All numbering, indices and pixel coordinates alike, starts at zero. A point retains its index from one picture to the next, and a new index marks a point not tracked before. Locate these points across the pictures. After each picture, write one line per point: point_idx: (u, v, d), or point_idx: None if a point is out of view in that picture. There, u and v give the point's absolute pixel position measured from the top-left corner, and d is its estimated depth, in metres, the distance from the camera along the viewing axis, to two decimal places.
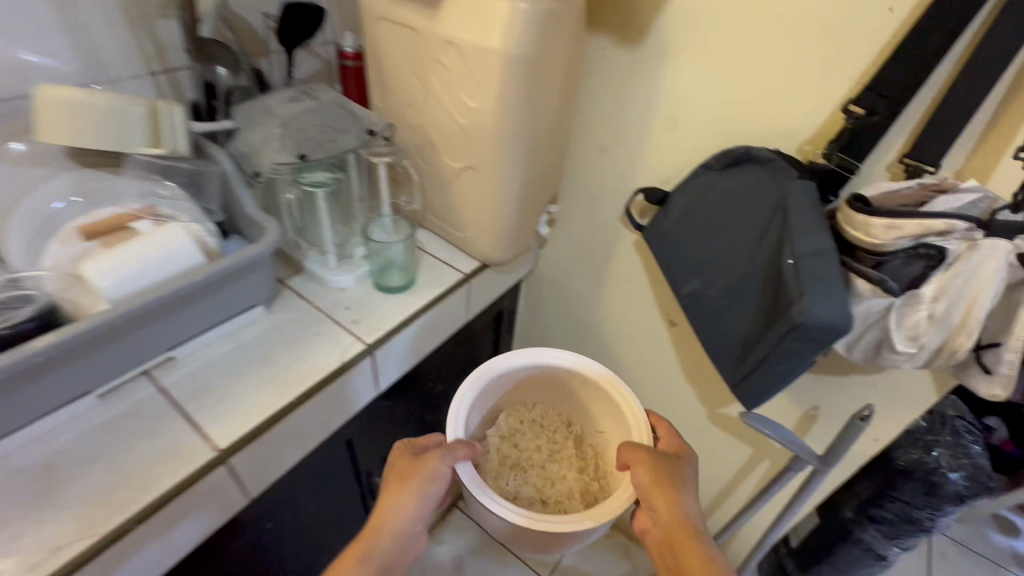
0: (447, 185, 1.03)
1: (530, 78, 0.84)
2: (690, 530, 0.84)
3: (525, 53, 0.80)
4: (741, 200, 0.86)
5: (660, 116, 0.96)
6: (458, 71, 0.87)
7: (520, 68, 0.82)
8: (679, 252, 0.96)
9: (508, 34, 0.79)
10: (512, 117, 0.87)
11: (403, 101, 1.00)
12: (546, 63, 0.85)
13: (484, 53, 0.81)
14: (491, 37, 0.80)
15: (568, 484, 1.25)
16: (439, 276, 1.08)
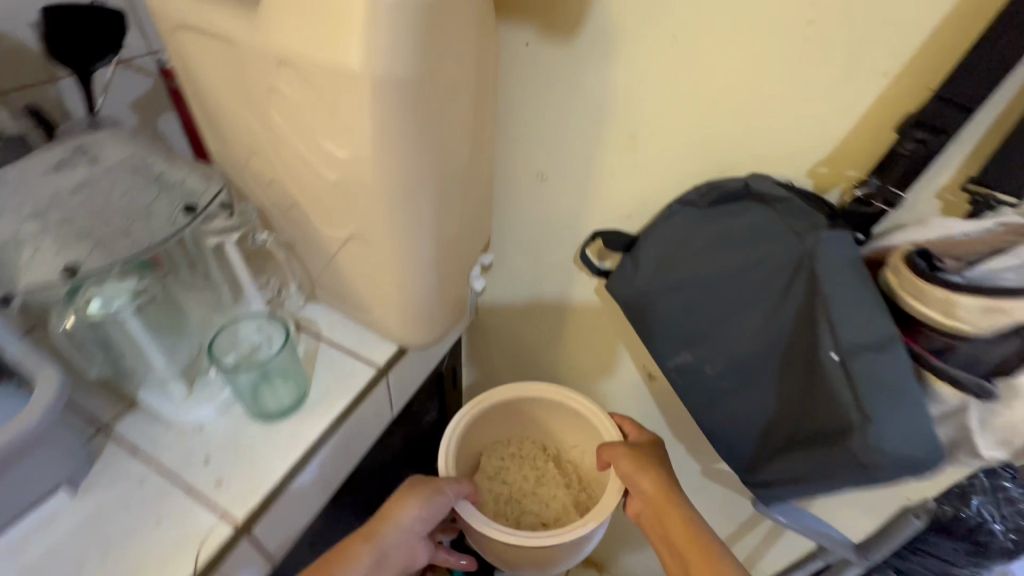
0: (331, 258, 0.72)
1: (421, 110, 0.55)
2: (677, 508, 0.81)
3: (407, 74, 0.51)
4: (747, 255, 0.61)
5: (615, 136, 0.70)
6: (309, 108, 0.56)
7: (402, 97, 0.53)
8: (660, 319, 0.71)
9: (371, 47, 0.49)
10: (405, 168, 0.58)
11: (243, 150, 0.68)
12: (444, 85, 0.56)
13: (342, 79, 0.52)
14: (347, 55, 0.50)
15: (559, 500, 1.04)
16: (343, 378, 0.78)
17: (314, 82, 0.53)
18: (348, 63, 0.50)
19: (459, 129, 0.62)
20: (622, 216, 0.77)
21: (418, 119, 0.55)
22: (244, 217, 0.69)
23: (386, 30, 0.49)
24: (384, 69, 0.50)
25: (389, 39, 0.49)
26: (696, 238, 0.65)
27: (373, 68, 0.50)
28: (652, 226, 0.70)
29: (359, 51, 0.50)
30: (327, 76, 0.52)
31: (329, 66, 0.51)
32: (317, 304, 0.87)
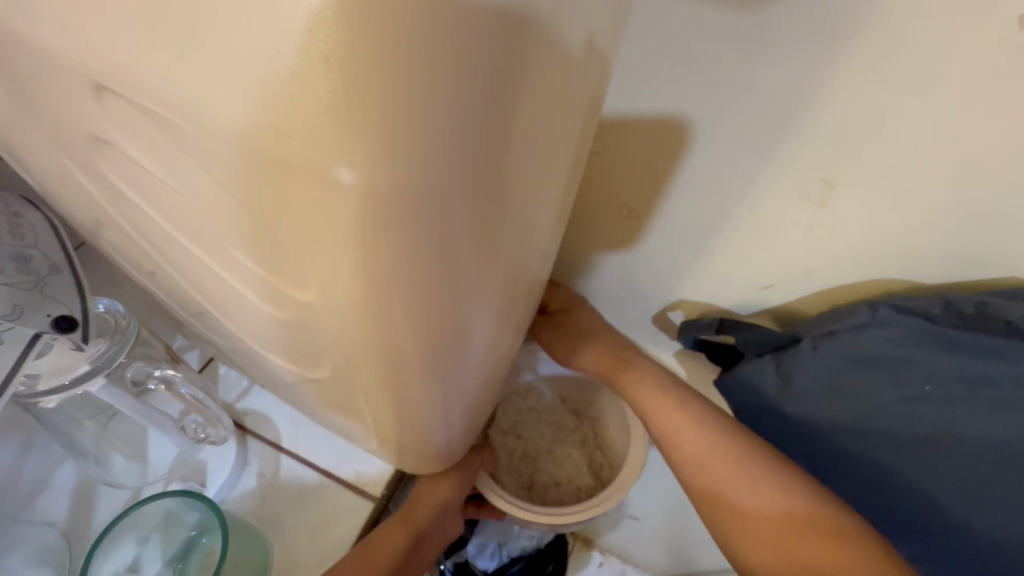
0: (295, 387, 0.42)
1: (488, 244, 0.24)
2: (730, 452, 0.47)
3: (473, 184, 0.21)
4: (1007, 426, 0.39)
5: (790, 183, 0.40)
6: (214, 211, 0.23)
7: (454, 233, 0.22)
8: (813, 456, 0.47)
9: (392, 129, 0.18)
10: (442, 339, 0.28)
11: (82, 216, 0.34)
12: (537, 179, 0.25)
13: (307, 195, 0.20)
14: (321, 141, 0.18)
15: (574, 460, 0.75)
16: (329, 528, 0.52)
17: (223, 179, 0.21)
18: (321, 164, 0.18)
19: (543, 238, 0.32)
20: (754, 284, 0.50)
21: (477, 261, 0.24)
22: (117, 334, 0.38)
23: (437, 85, 0.18)
24: (420, 180, 0.19)
25: (447, 109, 0.18)
26: (930, 381, 0.41)
27: (391, 180, 0.19)
28: (834, 336, 0.43)
29: (358, 136, 0.18)
30: (264, 179, 0.20)
31: (266, 158, 0.19)
32: (260, 392, 0.57)
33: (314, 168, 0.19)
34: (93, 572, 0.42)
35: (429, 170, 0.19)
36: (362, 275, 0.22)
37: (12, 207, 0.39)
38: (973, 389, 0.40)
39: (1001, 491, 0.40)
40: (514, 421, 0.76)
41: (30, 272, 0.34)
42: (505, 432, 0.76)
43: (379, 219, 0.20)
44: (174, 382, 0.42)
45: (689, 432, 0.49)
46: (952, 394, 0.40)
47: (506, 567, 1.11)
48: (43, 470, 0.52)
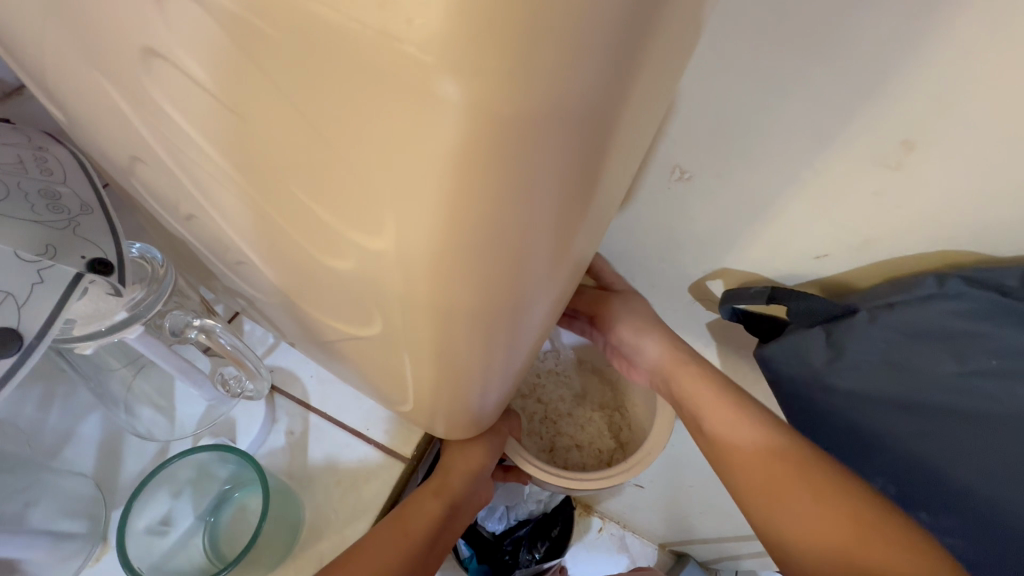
0: (336, 343, 0.41)
1: (585, 202, 0.22)
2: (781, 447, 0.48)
3: (592, 134, 0.19)
4: None
5: (866, 145, 0.38)
6: (292, 146, 0.21)
7: (558, 186, 0.20)
8: (858, 432, 0.46)
9: (526, 67, 0.15)
10: (514, 297, 0.26)
11: (117, 151, 0.31)
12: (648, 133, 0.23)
13: (414, 135, 0.18)
14: (444, 49, 0.15)
15: (594, 423, 0.76)
16: (359, 486, 0.52)
17: (316, 108, 0.18)
18: (442, 100, 0.16)
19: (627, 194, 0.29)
20: (805, 255, 0.48)
21: (570, 220, 0.23)
22: (153, 284, 0.36)
23: (588, 19, 0.15)
24: (544, 125, 0.17)
25: (593, 49, 0.15)
26: (998, 355, 0.38)
27: (515, 122, 0.17)
28: (893, 308, 0.41)
29: (488, 72, 0.15)
30: (367, 110, 0.17)
31: (378, 88, 0.16)
32: (287, 349, 0.56)
33: (432, 103, 0.16)
34: (129, 529, 0.41)
35: (559, 114, 0.17)
36: (456, 227, 0.21)
37: (38, 142, 0.37)
38: None
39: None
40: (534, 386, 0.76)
41: (61, 211, 0.32)
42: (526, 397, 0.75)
43: (489, 165, 0.18)
44: (213, 332, 0.40)
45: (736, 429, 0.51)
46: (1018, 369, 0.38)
47: (514, 530, 1.13)
48: (66, 422, 0.51)
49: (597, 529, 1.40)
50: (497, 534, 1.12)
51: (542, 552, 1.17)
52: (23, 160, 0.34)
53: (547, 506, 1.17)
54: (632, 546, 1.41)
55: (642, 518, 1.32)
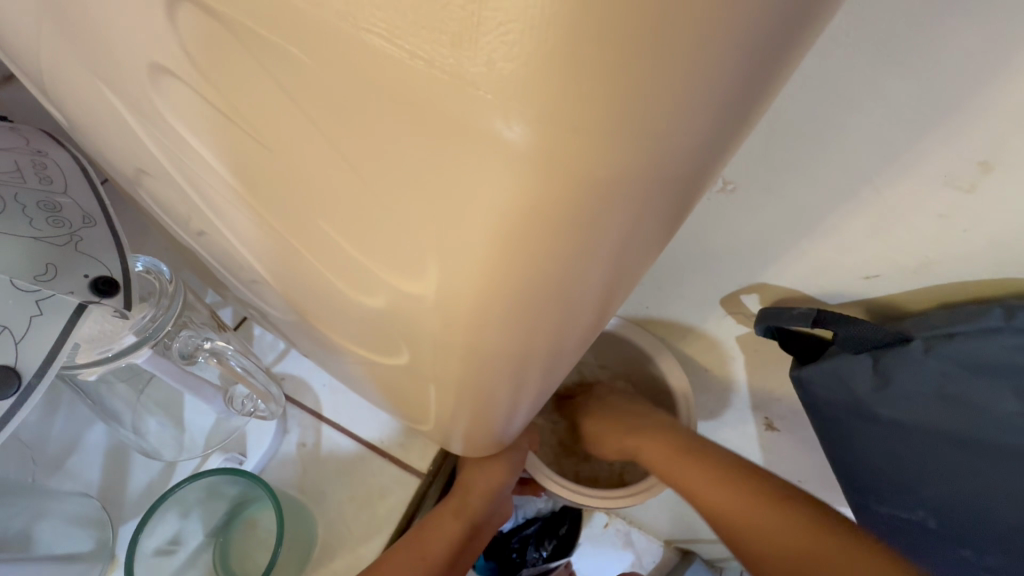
0: (350, 363, 0.38)
1: (651, 251, 0.20)
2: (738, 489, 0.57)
3: (678, 186, 0.16)
4: None
5: (936, 164, 0.34)
6: (320, 180, 0.18)
7: (630, 239, 0.18)
8: (900, 463, 0.44)
9: (622, 119, 0.13)
10: (555, 341, 0.24)
11: (119, 161, 0.29)
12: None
13: (472, 183, 0.15)
14: (524, 98, 0.12)
15: None
16: (372, 501, 0.50)
17: (353, 146, 0.15)
18: (513, 151, 0.13)
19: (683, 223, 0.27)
20: (853, 274, 0.45)
21: (632, 269, 0.20)
22: (162, 300, 0.34)
23: (704, 67, 0.12)
24: (629, 180, 0.14)
25: (701, 101, 0.13)
26: None
27: (596, 177, 0.14)
28: (953, 338, 0.38)
29: (573, 121, 0.12)
30: (416, 155, 0.15)
31: (434, 132, 0.14)
32: (298, 356, 0.54)
33: (499, 153, 0.13)
34: (139, 551, 0.40)
35: (648, 170, 0.14)
36: (508, 280, 0.18)
37: (35, 143, 0.34)
38: None
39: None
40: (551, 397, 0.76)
41: (62, 224, 0.29)
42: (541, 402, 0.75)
43: (558, 219, 0.16)
44: (224, 355, 0.38)
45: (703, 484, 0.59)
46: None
47: (522, 528, 1.13)
48: (71, 430, 0.50)
49: (603, 525, 1.39)
50: (505, 532, 1.13)
51: (550, 551, 1.16)
52: (19, 164, 0.31)
53: (555, 505, 1.16)
54: (637, 543, 1.40)
55: (649, 515, 1.31)
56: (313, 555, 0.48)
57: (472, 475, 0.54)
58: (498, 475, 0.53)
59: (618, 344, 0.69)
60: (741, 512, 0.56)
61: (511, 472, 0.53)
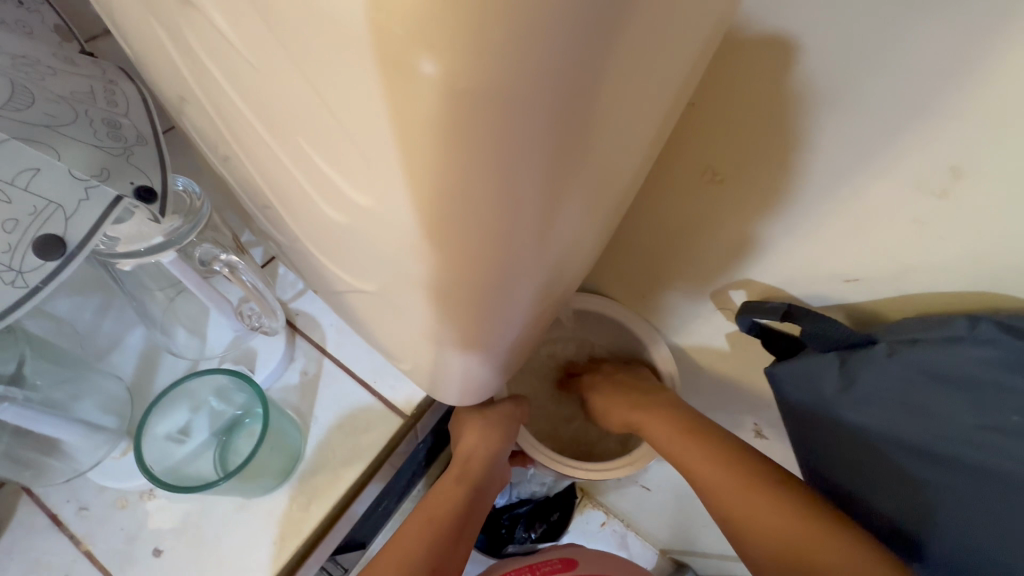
0: (343, 296, 0.43)
1: (565, 181, 0.24)
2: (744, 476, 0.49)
3: (563, 111, 0.20)
4: None
5: (910, 166, 0.35)
6: (295, 104, 0.23)
7: (540, 163, 0.22)
8: (863, 466, 0.44)
9: (498, 49, 0.17)
10: (491, 270, 0.28)
11: (168, 90, 0.34)
12: (633, 116, 0.24)
13: (394, 104, 0.19)
14: (418, 23, 0.16)
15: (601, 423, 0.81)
16: (357, 432, 0.55)
17: (312, 71, 0.20)
18: (425, 78, 0.18)
19: (628, 176, 0.31)
20: (835, 276, 0.45)
21: (552, 197, 0.24)
22: (190, 215, 0.39)
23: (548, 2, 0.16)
24: (513, 99, 0.18)
25: (554, 32, 0.17)
26: (1020, 412, 0.35)
27: (495, 101, 0.18)
28: (915, 345, 0.38)
29: (458, 49, 0.17)
30: (356, 79, 0.19)
31: (362, 57, 0.18)
32: (313, 297, 0.60)
33: (414, 75, 0.18)
34: (150, 431, 0.46)
35: (526, 92, 0.18)
36: (437, 197, 0.22)
37: (109, 75, 0.41)
38: None
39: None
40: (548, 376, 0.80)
41: (120, 139, 0.36)
42: (535, 377, 0.78)
43: (474, 137, 0.20)
44: (237, 269, 0.44)
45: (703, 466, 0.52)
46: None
47: (514, 507, 1.16)
48: (115, 331, 0.54)
49: (600, 523, 1.39)
50: (497, 507, 1.16)
51: (539, 532, 1.20)
52: (93, 89, 0.38)
53: (550, 491, 1.18)
54: (632, 546, 1.40)
55: (647, 520, 1.30)
56: (297, 467, 0.52)
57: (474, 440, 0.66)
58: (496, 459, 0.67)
59: (617, 333, 0.72)
60: (748, 511, 0.47)
61: (507, 437, 0.68)
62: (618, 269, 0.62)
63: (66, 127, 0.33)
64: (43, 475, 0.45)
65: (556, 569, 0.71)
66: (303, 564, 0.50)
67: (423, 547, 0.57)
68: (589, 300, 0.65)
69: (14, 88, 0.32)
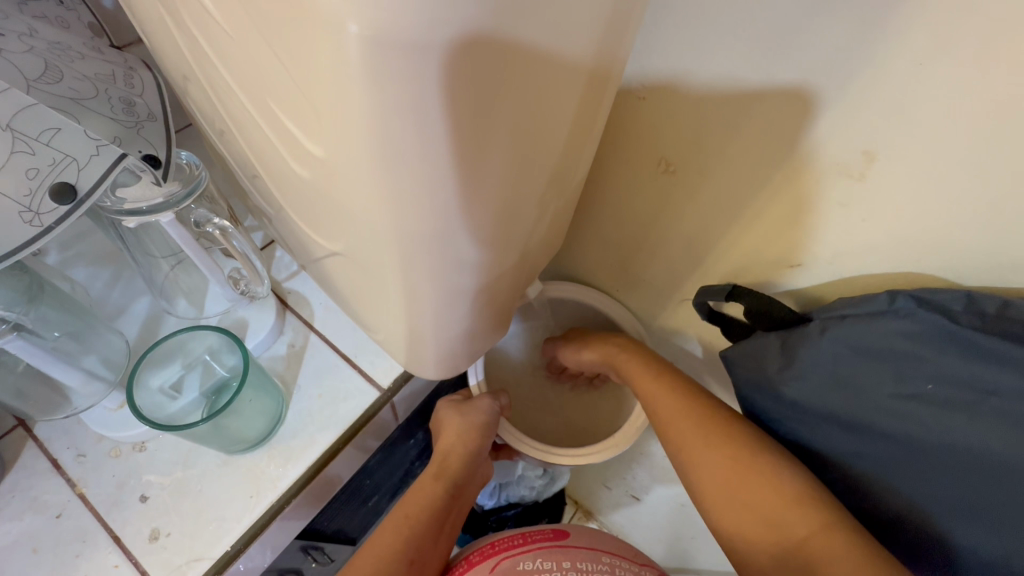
0: (322, 264, 0.47)
1: (486, 135, 0.28)
2: (708, 425, 0.52)
3: (468, 67, 0.24)
4: (1007, 443, 0.37)
5: (831, 151, 0.38)
6: (262, 70, 0.27)
7: (459, 115, 0.25)
8: (809, 438, 0.47)
9: (407, 14, 0.20)
10: (433, 225, 0.31)
11: (175, 71, 0.40)
12: (542, 79, 0.28)
13: (328, 61, 0.22)
14: None
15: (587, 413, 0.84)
16: (337, 401, 0.58)
17: (269, 35, 0.24)
18: (351, 36, 0.21)
19: (557, 143, 0.35)
20: (780, 262, 0.49)
21: (478, 151, 0.28)
22: (189, 181, 0.45)
23: None
24: (421, 56, 0.22)
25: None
26: (934, 381, 0.40)
27: (413, 55, 0.22)
28: (843, 320, 0.43)
29: (371, 13, 0.20)
30: (299, 40, 0.23)
31: (300, 19, 0.21)
32: (306, 278, 0.64)
33: (340, 36, 0.21)
34: (142, 383, 0.50)
35: (434, 51, 0.22)
36: (371, 150, 0.26)
37: (130, 64, 0.47)
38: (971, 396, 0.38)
39: (991, 512, 0.38)
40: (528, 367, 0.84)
41: (133, 115, 0.41)
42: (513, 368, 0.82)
43: (398, 88, 0.23)
44: (228, 232, 0.49)
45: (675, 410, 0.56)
46: (956, 399, 0.39)
47: (502, 509, 1.17)
48: (123, 299, 0.59)
49: None
50: (486, 508, 1.17)
51: None
52: (114, 73, 0.44)
53: (539, 496, 1.19)
54: None
55: (640, 534, 1.28)
56: (279, 427, 0.56)
57: (450, 436, 0.69)
58: (474, 445, 0.69)
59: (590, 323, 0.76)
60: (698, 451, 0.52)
61: (490, 430, 0.70)
62: (593, 259, 0.66)
63: (87, 101, 0.38)
64: (45, 408, 0.50)
65: (547, 538, 0.67)
66: (279, 517, 0.54)
67: (404, 540, 0.59)
68: (563, 288, 0.70)
69: (47, 66, 0.38)
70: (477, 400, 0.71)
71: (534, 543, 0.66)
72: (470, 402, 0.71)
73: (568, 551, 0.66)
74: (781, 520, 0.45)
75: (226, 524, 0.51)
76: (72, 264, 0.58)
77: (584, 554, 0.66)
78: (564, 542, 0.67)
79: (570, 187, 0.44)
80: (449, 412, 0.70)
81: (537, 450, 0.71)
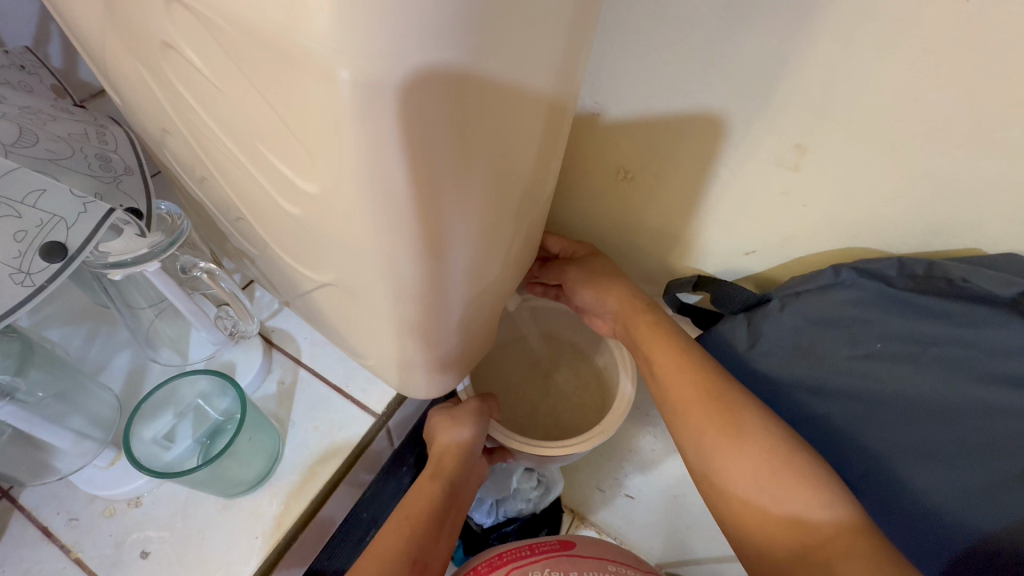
0: (310, 296, 0.49)
1: (467, 163, 0.31)
2: (714, 390, 0.51)
3: (449, 104, 0.26)
4: (942, 385, 0.44)
5: (768, 149, 0.44)
6: (252, 117, 0.29)
7: (442, 147, 0.28)
8: (783, 407, 0.52)
9: (395, 64, 0.23)
10: (428, 249, 0.34)
11: (152, 125, 0.41)
12: (511, 108, 0.31)
13: (321, 105, 0.25)
14: (333, 44, 0.22)
15: (573, 410, 0.85)
16: (334, 431, 0.59)
17: (262, 87, 0.26)
18: (344, 82, 0.23)
19: (528, 162, 0.38)
20: (740, 251, 0.54)
21: (461, 177, 0.31)
22: (171, 231, 0.46)
23: (424, 26, 0.23)
24: (407, 97, 0.25)
25: (433, 48, 0.24)
26: (883, 339, 0.47)
27: (401, 96, 0.24)
28: (799, 296, 0.49)
29: (363, 63, 0.23)
30: (293, 89, 0.25)
31: (295, 70, 0.24)
32: (289, 314, 0.65)
33: (334, 84, 0.23)
34: (136, 434, 0.50)
35: (417, 90, 0.25)
36: (361, 183, 0.28)
37: (100, 121, 0.48)
38: (914, 347, 0.46)
39: (940, 452, 0.45)
40: (511, 373, 0.88)
41: (111, 170, 0.42)
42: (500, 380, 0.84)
43: (388, 126, 0.25)
44: (214, 274, 0.50)
45: (678, 378, 0.53)
46: (900, 352, 0.46)
47: (500, 526, 1.16)
48: (103, 356, 0.58)
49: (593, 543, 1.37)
50: (485, 527, 1.17)
51: None
52: (86, 132, 0.45)
53: (536, 508, 1.18)
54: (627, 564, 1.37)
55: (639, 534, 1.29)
56: (280, 461, 0.56)
57: (444, 439, 0.70)
58: (470, 449, 0.70)
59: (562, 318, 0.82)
60: (706, 424, 0.50)
61: (481, 434, 0.71)
62: None
63: (64, 161, 0.39)
64: (37, 473, 0.49)
65: (555, 549, 0.68)
66: (291, 548, 0.54)
67: (409, 541, 0.59)
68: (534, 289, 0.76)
69: (22, 131, 0.39)
70: (467, 403, 0.73)
71: (543, 554, 0.68)
72: (460, 406, 0.73)
73: (573, 562, 0.68)
74: (773, 471, 0.47)
75: (236, 564, 0.52)
76: (46, 326, 0.57)
77: (590, 564, 0.68)
78: (571, 552, 0.69)
79: (542, 200, 0.47)
80: (440, 418, 0.72)
81: (526, 444, 0.72)
